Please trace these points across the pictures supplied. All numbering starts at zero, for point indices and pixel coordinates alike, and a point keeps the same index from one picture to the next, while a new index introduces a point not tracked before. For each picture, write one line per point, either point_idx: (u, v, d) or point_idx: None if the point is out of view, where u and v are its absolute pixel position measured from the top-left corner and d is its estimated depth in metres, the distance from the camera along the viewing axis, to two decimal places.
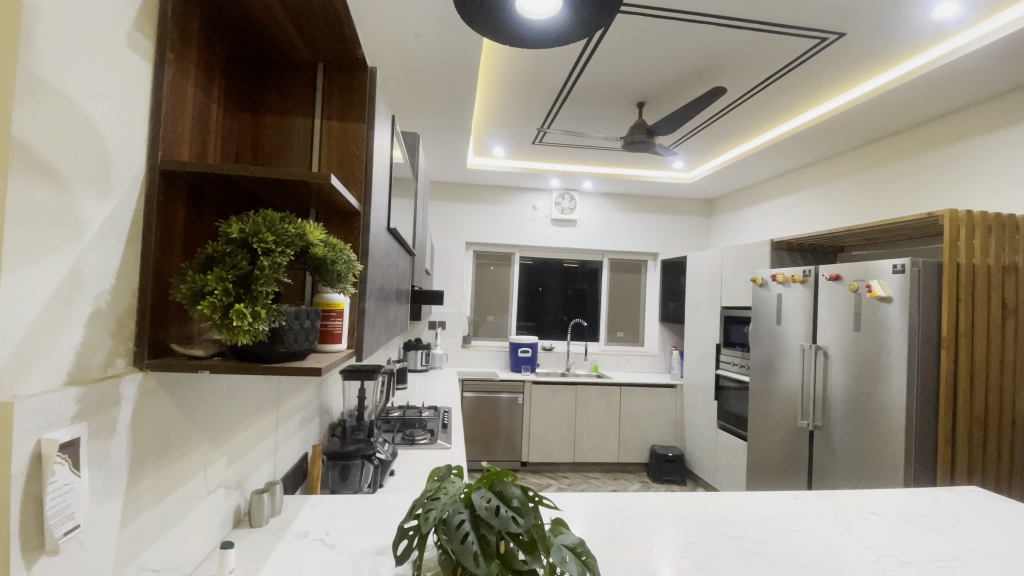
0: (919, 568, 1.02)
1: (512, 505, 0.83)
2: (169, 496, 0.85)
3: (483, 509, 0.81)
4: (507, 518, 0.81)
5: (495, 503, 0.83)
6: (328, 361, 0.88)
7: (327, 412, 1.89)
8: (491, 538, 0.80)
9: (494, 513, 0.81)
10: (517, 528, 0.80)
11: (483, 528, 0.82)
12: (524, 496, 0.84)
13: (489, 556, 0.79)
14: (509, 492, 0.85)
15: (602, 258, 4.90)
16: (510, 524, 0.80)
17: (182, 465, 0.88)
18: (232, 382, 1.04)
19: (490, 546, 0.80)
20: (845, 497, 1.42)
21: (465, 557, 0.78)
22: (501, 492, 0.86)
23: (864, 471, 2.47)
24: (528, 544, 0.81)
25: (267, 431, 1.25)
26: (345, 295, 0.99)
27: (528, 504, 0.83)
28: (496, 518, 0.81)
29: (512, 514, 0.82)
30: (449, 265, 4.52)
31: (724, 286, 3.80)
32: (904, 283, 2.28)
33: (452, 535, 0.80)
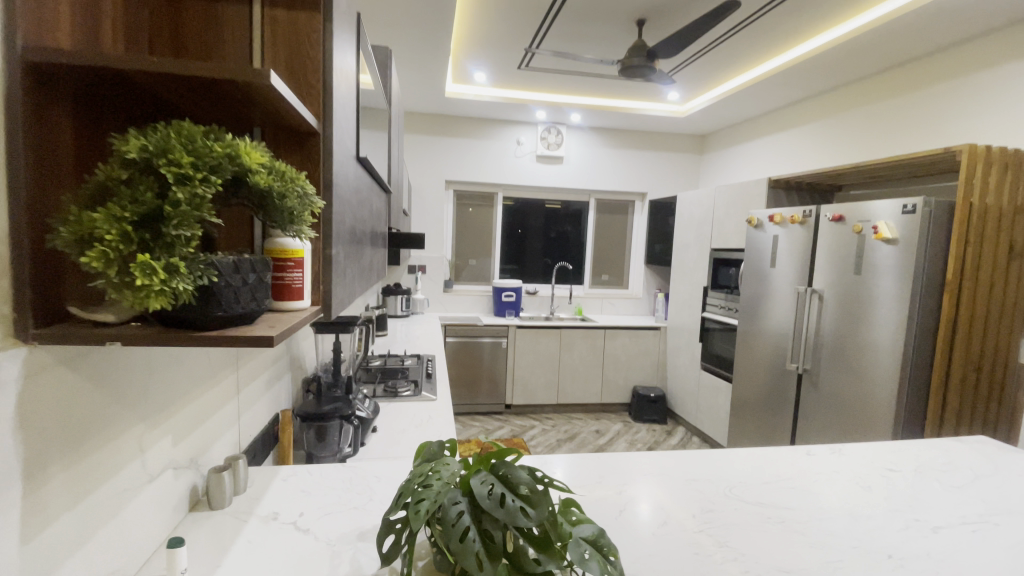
0: (951, 534, 0.95)
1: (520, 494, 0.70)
2: (91, 494, 0.68)
3: (486, 500, 0.68)
4: (514, 510, 0.68)
5: (500, 491, 0.69)
6: (285, 325, 0.70)
7: (300, 367, 1.71)
8: (496, 533, 0.68)
9: (498, 504, 0.68)
10: (527, 522, 0.67)
11: (486, 520, 0.69)
12: (534, 482, 0.71)
13: (495, 555, 0.66)
14: (515, 477, 0.72)
15: (589, 198, 4.66)
16: (519, 518, 0.67)
17: (108, 453, 0.71)
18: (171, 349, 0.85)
19: (495, 543, 0.67)
20: (855, 452, 1.35)
21: (467, 559, 0.65)
22: (505, 477, 0.72)
23: (854, 413, 2.47)
24: (541, 539, 0.69)
25: (224, 397, 1.07)
26: (305, 241, 0.79)
27: (540, 493, 0.70)
28: (502, 510, 0.68)
29: (520, 504, 0.69)
30: (428, 205, 4.24)
31: (714, 227, 3.65)
32: (914, 223, 2.17)
33: (448, 532, 0.67)
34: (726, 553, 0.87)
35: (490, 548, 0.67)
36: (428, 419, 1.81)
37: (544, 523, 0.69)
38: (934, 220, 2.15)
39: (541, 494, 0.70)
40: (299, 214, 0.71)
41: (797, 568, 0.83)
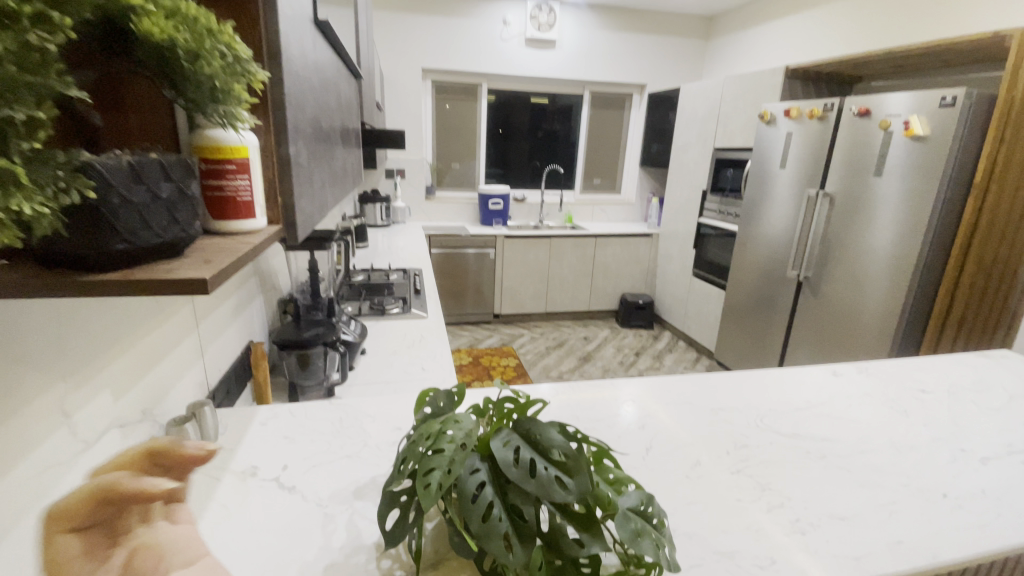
0: (1003, 466, 0.87)
1: (555, 460, 0.55)
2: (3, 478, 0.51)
3: (511, 469, 0.54)
4: (549, 482, 0.54)
5: (528, 458, 0.55)
6: (230, 254, 0.50)
7: (274, 288, 1.51)
8: (528, 510, 0.55)
9: (528, 475, 0.54)
10: (566, 497, 0.54)
11: (512, 494, 0.56)
12: (571, 445, 0.56)
13: (527, 537, 0.54)
14: (547, 438, 0.57)
15: (582, 91, 4.22)
16: (556, 493, 0.53)
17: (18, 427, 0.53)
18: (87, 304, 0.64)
19: (527, 522, 0.54)
20: (881, 369, 1.26)
21: (493, 543, 0.53)
22: (533, 438, 0.57)
23: (853, 321, 2.43)
24: (583, 516, 0.56)
25: (180, 332, 0.90)
26: (249, 134, 0.57)
27: (579, 459, 0.55)
28: (533, 482, 0.54)
29: (555, 474, 0.55)
30: (404, 99, 3.78)
31: (719, 125, 3.36)
32: (950, 118, 1.95)
33: (468, 513, 0.54)
34: (770, 498, 0.77)
35: (521, 527, 0.54)
36: (420, 338, 1.67)
37: (586, 495, 0.55)
38: (974, 113, 1.93)
39: (581, 461, 0.55)
40: (225, 88, 0.49)
41: (850, 514, 0.74)
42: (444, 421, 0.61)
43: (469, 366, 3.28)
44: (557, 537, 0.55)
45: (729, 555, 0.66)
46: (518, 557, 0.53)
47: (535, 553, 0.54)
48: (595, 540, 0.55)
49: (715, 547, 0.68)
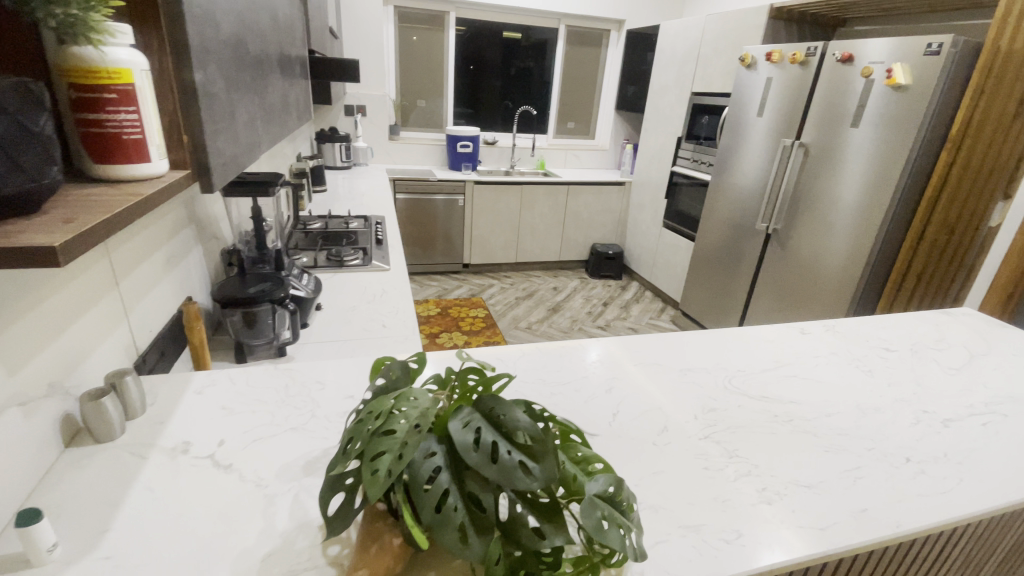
0: (963, 429, 0.88)
1: (519, 444, 0.49)
2: None
3: (470, 454, 0.48)
4: (512, 469, 0.48)
5: (490, 441, 0.49)
6: (113, 207, 0.40)
7: (216, 237, 1.37)
8: (487, 499, 0.49)
9: (489, 461, 0.48)
10: (531, 485, 0.48)
11: (471, 480, 0.49)
12: (539, 428, 0.50)
13: (485, 528, 0.48)
14: (513, 418, 0.50)
15: (557, 26, 3.95)
16: (518, 480, 0.47)
17: None
18: None
19: (486, 513, 0.48)
20: (848, 327, 1.26)
21: (447, 535, 0.47)
22: (498, 418, 0.51)
23: (815, 275, 2.45)
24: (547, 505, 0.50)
25: (94, 291, 0.78)
26: (135, 53, 0.45)
27: (546, 443, 0.49)
28: (494, 467, 0.48)
29: (518, 461, 0.48)
30: (363, 27, 3.44)
31: (698, 67, 3.21)
32: (934, 67, 1.88)
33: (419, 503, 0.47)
34: (739, 466, 0.76)
35: (480, 517, 0.48)
36: (381, 293, 1.57)
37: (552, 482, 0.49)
38: (957, 63, 1.87)
39: (548, 445, 0.49)
40: None
41: (816, 482, 0.73)
42: (397, 397, 0.53)
43: (437, 317, 3.21)
44: (517, 527, 0.50)
45: (695, 529, 0.64)
46: (474, 551, 0.47)
47: (492, 545, 0.48)
48: (559, 531, 0.50)
49: (682, 521, 0.65)
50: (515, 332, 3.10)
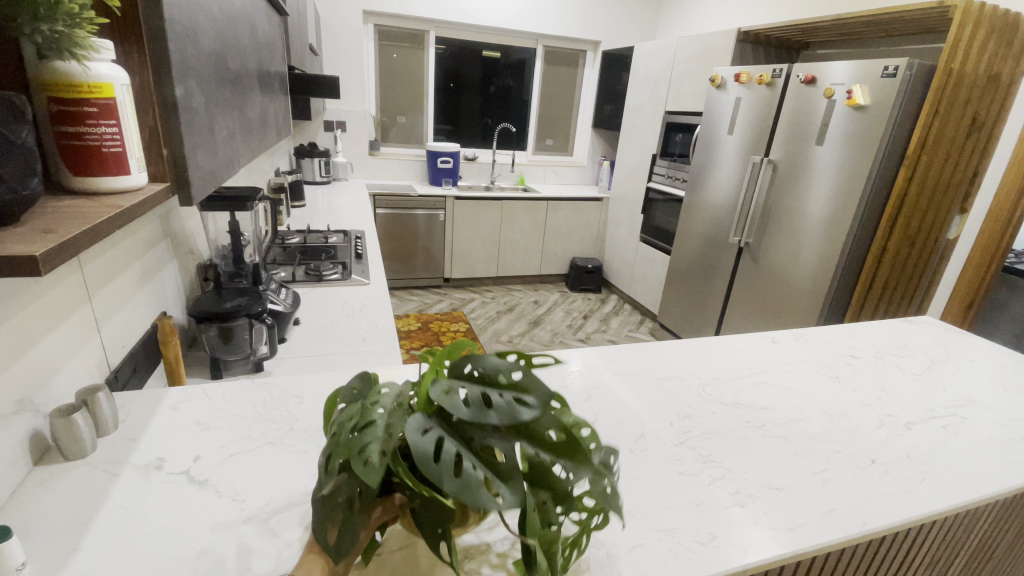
0: (924, 431, 0.92)
1: (506, 385, 0.47)
2: None
3: (463, 410, 0.45)
4: (510, 407, 0.46)
5: (479, 393, 0.47)
6: (86, 218, 0.40)
7: (191, 252, 1.35)
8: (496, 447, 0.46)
9: (486, 409, 0.46)
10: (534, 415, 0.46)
11: (473, 435, 0.47)
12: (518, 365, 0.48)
13: (504, 475, 0.45)
14: (488, 364, 0.48)
15: (535, 46, 4.03)
16: (521, 413, 0.45)
17: None
18: None
19: (502, 459, 0.46)
20: (817, 335, 1.31)
21: (475, 495, 0.43)
22: (472, 372, 0.48)
23: (788, 286, 2.53)
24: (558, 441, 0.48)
25: (64, 307, 0.77)
26: (116, 70, 0.46)
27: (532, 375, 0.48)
28: (492, 413, 0.46)
29: (513, 398, 0.47)
30: (343, 44, 3.47)
31: (671, 86, 3.31)
32: (891, 88, 1.99)
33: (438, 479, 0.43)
34: (712, 471, 0.77)
35: (498, 467, 0.46)
36: (361, 307, 1.57)
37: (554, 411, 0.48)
38: (913, 85, 1.97)
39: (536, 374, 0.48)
40: None
41: (786, 484, 0.76)
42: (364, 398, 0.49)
43: (418, 331, 3.20)
44: (536, 464, 0.48)
45: (671, 532, 0.66)
46: (506, 501, 0.44)
47: (517, 488, 0.45)
48: (577, 459, 0.48)
49: (658, 525, 0.67)
50: (496, 346, 3.09)
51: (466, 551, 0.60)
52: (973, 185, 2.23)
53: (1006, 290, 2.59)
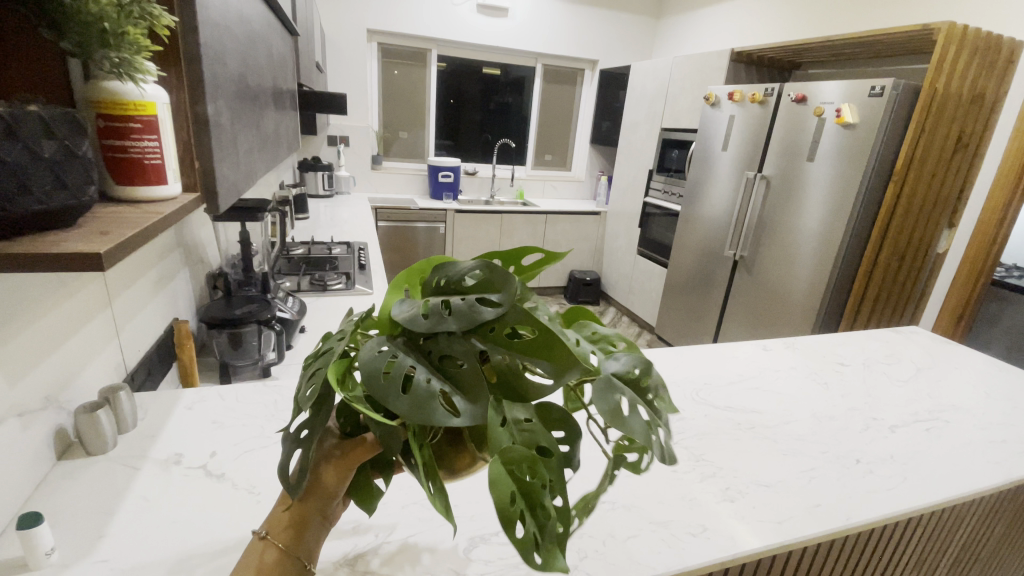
0: (907, 433, 0.96)
1: (470, 288, 0.39)
2: None
3: (418, 320, 0.38)
4: (468, 309, 0.37)
5: (440, 300, 0.39)
6: (133, 223, 0.45)
7: (201, 261, 1.40)
8: (461, 358, 0.37)
9: (443, 314, 0.37)
10: (499, 314, 0.37)
11: (435, 350, 0.38)
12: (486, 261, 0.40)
13: (468, 389, 0.36)
14: (452, 270, 0.41)
15: (534, 64, 4.13)
16: (480, 313, 0.37)
17: None
18: None
19: (465, 369, 0.37)
20: (807, 344, 1.35)
21: (426, 414, 0.35)
22: (438, 281, 0.41)
23: (783, 298, 2.57)
24: (540, 347, 0.37)
25: (88, 310, 0.81)
26: (157, 90, 0.50)
27: (499, 271, 0.38)
28: (449, 317, 0.37)
29: (476, 298, 0.38)
30: (347, 62, 3.56)
31: (667, 104, 3.40)
32: (878, 107, 2.06)
33: (381, 398, 0.36)
34: (704, 469, 0.81)
35: (459, 379, 0.37)
36: None
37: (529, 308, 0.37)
38: (900, 104, 2.04)
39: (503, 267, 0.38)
40: (118, 31, 0.46)
41: (775, 482, 0.79)
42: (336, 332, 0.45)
43: None
44: (510, 373, 0.38)
45: (664, 524, 0.69)
46: (467, 418, 0.36)
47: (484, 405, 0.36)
48: (564, 364, 0.37)
49: (652, 517, 0.70)
50: None
51: (471, 540, 0.65)
52: (960, 201, 2.30)
53: (996, 304, 2.64)
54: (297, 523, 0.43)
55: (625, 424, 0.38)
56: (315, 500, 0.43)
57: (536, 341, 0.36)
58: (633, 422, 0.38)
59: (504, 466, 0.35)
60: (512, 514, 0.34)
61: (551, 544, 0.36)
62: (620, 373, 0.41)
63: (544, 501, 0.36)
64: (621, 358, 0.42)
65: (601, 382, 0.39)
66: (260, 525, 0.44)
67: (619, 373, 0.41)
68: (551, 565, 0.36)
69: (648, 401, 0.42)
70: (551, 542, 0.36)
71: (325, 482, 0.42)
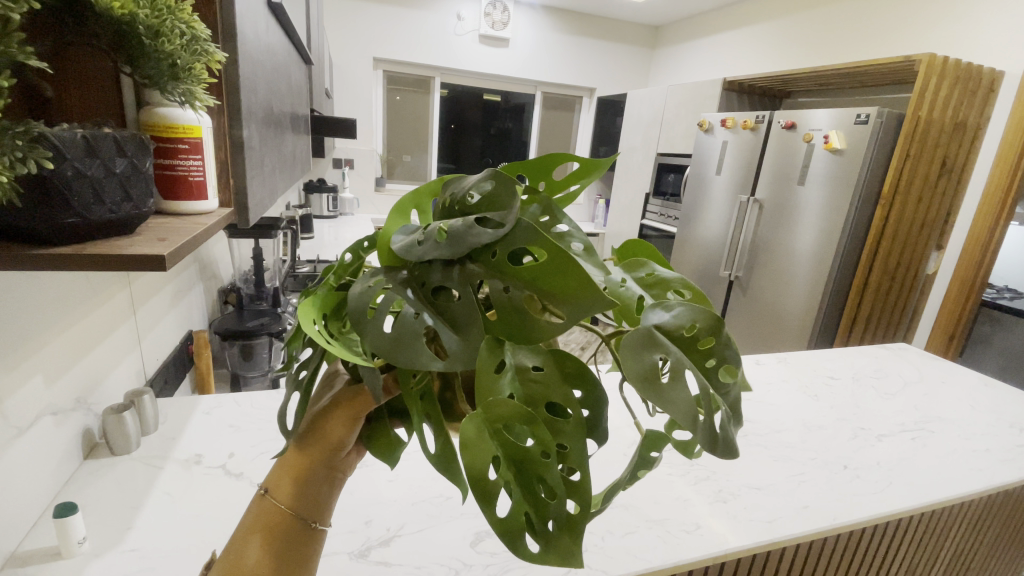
0: (894, 442, 1.00)
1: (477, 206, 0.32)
2: None
3: (409, 248, 0.32)
4: (465, 231, 0.30)
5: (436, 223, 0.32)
6: (182, 231, 0.51)
7: (214, 276, 1.45)
8: (457, 293, 0.30)
9: (435, 235, 0.31)
10: (499, 234, 0.29)
11: (430, 282, 0.32)
12: (495, 176, 0.32)
13: (463, 327, 0.30)
14: (458, 186, 0.34)
15: (534, 91, 4.27)
16: (473, 237, 0.29)
17: None
18: (15, 300, 0.59)
19: (460, 305, 0.30)
20: (799, 359, 1.39)
21: (407, 353, 0.29)
22: (443, 200, 0.35)
23: (778, 317, 2.63)
24: (553, 279, 0.28)
25: (116, 318, 0.86)
26: (203, 115, 0.56)
27: (509, 184, 0.31)
28: (439, 243, 0.30)
29: (476, 218, 0.30)
30: (353, 88, 3.68)
31: (663, 130, 3.52)
32: (864, 134, 2.15)
33: (361, 331, 0.31)
34: (699, 472, 0.85)
35: (452, 315, 0.30)
36: None
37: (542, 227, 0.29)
38: (884, 131, 2.14)
39: (516, 180, 0.31)
40: (187, 67, 0.50)
41: (766, 485, 0.83)
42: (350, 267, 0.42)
43: None
44: (515, 313, 0.29)
45: (660, 522, 0.73)
46: (459, 364, 0.29)
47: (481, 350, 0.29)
48: (584, 304, 0.28)
49: (649, 516, 0.74)
50: None
51: (478, 535, 0.68)
52: (947, 223, 2.38)
53: (988, 325, 2.68)
54: (301, 477, 0.38)
55: (661, 395, 0.28)
56: (320, 447, 0.38)
57: (546, 271, 0.28)
58: (677, 390, 0.28)
59: (489, 424, 0.28)
60: (492, 486, 0.29)
61: (556, 520, 0.29)
62: (668, 327, 0.31)
63: (546, 472, 0.28)
64: (672, 311, 0.31)
65: (638, 337, 0.29)
66: (261, 482, 0.39)
67: (667, 332, 0.31)
68: (550, 552, 0.30)
69: (708, 368, 0.33)
70: (557, 518, 0.29)
71: (331, 428, 0.38)
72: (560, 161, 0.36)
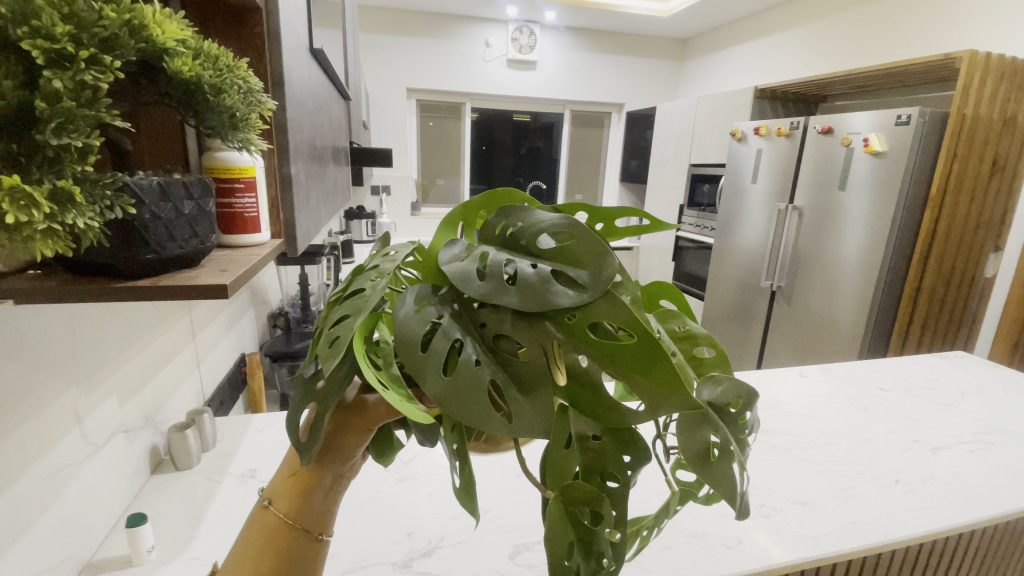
0: (951, 455, 0.95)
1: (547, 251, 0.32)
2: (34, 466, 0.57)
3: (472, 284, 0.31)
4: (545, 289, 0.30)
5: (499, 261, 0.32)
6: (243, 262, 0.56)
7: (264, 302, 1.54)
8: (529, 347, 0.31)
9: (504, 283, 0.31)
10: (580, 301, 0.30)
11: (492, 326, 0.32)
12: (571, 223, 0.32)
13: (532, 386, 0.30)
14: (526, 219, 0.34)
15: (562, 110, 4.34)
16: (553, 300, 0.30)
17: (42, 421, 0.58)
18: (93, 327, 0.67)
19: (528, 361, 0.31)
20: (847, 370, 1.34)
21: (465, 407, 0.30)
22: (503, 227, 0.34)
23: (824, 327, 2.53)
24: (631, 357, 0.30)
25: (180, 342, 0.93)
26: (256, 156, 0.62)
27: (590, 239, 0.31)
28: (512, 291, 0.31)
29: (554, 272, 0.31)
30: (388, 117, 3.85)
31: (694, 141, 3.49)
32: (906, 135, 2.07)
33: (419, 375, 0.31)
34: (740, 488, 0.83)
35: (517, 371, 0.31)
36: None
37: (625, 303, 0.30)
38: (926, 130, 2.05)
39: (598, 235, 0.31)
40: (246, 117, 0.57)
41: (811, 499, 0.81)
42: (373, 264, 0.40)
43: None
44: (588, 389, 0.31)
45: (700, 536, 0.72)
46: (530, 427, 0.30)
47: (550, 416, 0.30)
48: (663, 392, 0.30)
49: (688, 530, 0.73)
50: None
51: (516, 546, 0.70)
52: (1005, 223, 2.24)
53: None
54: (302, 491, 0.40)
55: (712, 472, 0.33)
56: (323, 462, 0.40)
57: (631, 351, 0.30)
58: (723, 469, 0.33)
59: (562, 505, 0.32)
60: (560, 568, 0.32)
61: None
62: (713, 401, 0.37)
63: (602, 544, 0.32)
64: (720, 385, 0.36)
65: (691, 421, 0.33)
66: (264, 494, 0.41)
67: (713, 401, 0.37)
68: None
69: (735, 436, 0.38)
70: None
71: (338, 445, 0.40)
72: (621, 216, 0.39)
